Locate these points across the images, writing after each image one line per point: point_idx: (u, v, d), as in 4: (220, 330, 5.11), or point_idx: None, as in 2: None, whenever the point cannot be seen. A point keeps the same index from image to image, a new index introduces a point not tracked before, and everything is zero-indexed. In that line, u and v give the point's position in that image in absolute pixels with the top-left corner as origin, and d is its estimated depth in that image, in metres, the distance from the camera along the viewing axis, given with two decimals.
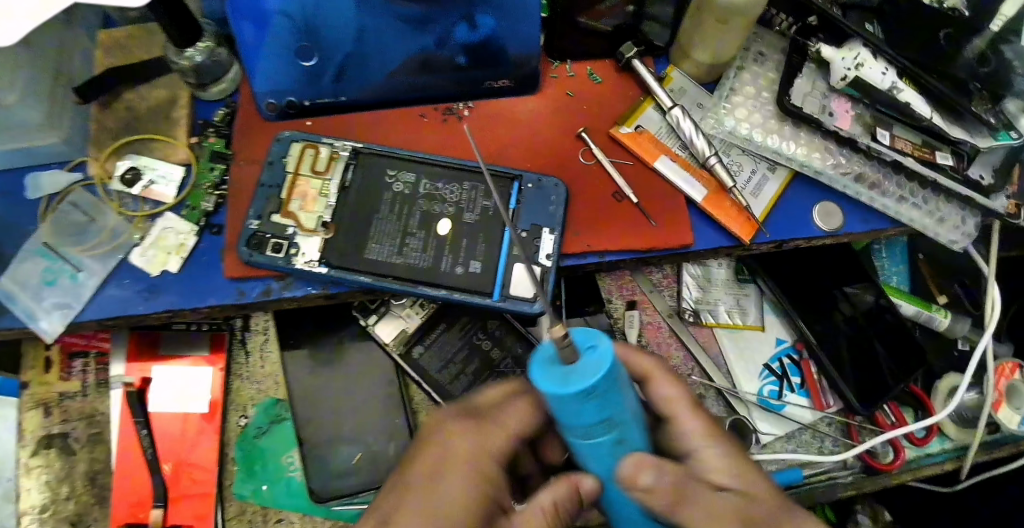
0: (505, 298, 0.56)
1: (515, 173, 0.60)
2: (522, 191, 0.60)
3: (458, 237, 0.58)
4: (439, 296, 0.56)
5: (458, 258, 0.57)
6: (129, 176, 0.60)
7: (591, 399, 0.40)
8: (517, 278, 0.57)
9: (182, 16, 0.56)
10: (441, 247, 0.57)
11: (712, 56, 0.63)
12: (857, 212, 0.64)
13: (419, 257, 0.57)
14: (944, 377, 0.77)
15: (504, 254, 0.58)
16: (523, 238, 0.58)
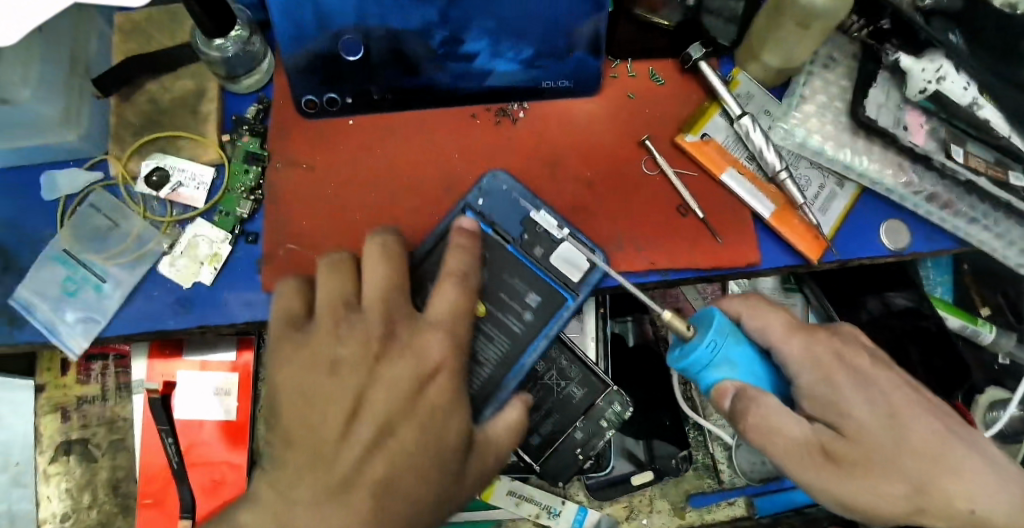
0: (575, 288, 0.52)
1: (459, 206, 0.53)
2: (481, 213, 0.53)
3: (491, 294, 0.51)
4: (540, 349, 0.50)
5: (515, 302, 0.51)
6: (156, 178, 0.56)
7: (709, 361, 0.48)
8: (563, 267, 0.52)
9: (215, 4, 0.50)
10: (492, 318, 0.51)
11: (783, 59, 0.58)
12: (923, 231, 0.62)
13: (501, 338, 0.50)
14: (985, 392, 0.76)
15: (535, 266, 0.52)
16: (528, 242, 0.52)
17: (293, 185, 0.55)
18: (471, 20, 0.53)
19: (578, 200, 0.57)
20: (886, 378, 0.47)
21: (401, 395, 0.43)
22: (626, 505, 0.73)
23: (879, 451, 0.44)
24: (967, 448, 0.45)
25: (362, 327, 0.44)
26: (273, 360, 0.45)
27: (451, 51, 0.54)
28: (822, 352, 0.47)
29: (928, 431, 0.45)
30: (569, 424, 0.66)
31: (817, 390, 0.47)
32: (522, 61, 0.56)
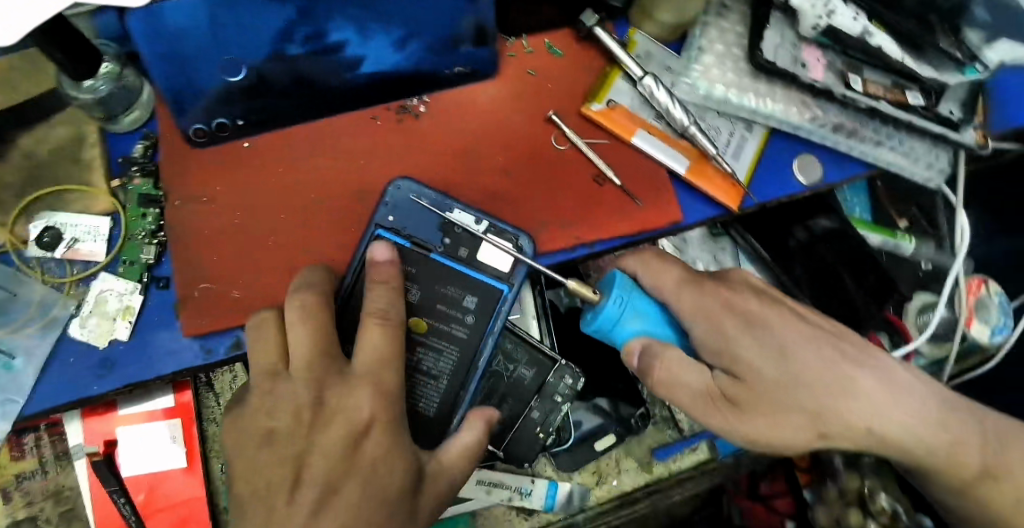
0: (508, 278, 0.53)
1: (370, 232, 0.52)
2: (393, 228, 0.52)
3: (430, 304, 0.52)
4: (489, 345, 0.52)
5: (454, 309, 0.52)
6: (48, 238, 0.53)
7: (615, 317, 0.54)
8: (488, 260, 0.53)
9: (78, 46, 0.46)
10: (432, 325, 0.52)
11: (676, 16, 0.59)
12: (834, 162, 0.64)
13: (451, 348, 0.52)
14: (914, 298, 0.78)
15: (465, 267, 0.52)
16: (451, 246, 0.53)
17: (199, 222, 0.53)
18: (327, 9, 0.45)
19: (494, 188, 0.56)
20: (775, 314, 0.52)
21: (337, 460, 0.44)
22: (594, 471, 0.71)
23: (774, 385, 0.50)
24: (854, 366, 0.51)
25: (291, 395, 0.45)
26: (226, 424, 0.47)
27: (317, 47, 0.48)
28: (709, 303, 0.52)
29: (816, 360, 0.50)
30: (524, 407, 0.65)
31: (716, 343, 0.51)
32: (394, 42, 0.50)
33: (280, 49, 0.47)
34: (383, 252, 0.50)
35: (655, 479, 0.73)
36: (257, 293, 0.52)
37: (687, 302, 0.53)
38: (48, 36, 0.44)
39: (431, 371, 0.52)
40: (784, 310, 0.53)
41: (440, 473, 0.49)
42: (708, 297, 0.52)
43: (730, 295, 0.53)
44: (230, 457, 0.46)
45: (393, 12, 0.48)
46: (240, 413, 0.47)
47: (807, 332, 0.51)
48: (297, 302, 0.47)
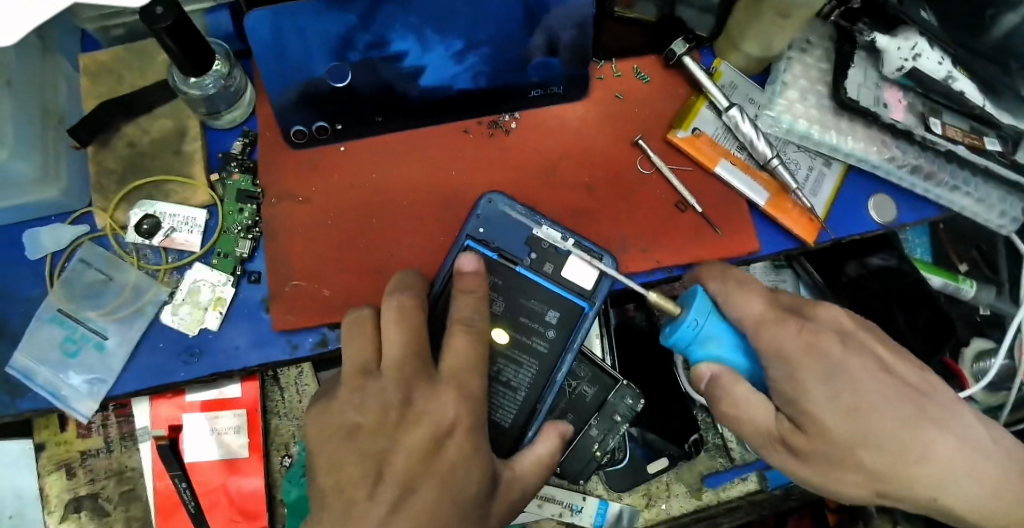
0: (590, 297, 0.54)
1: (460, 243, 0.53)
2: (482, 240, 0.54)
3: (515, 317, 0.53)
4: (570, 360, 0.53)
5: (536, 322, 0.53)
6: (147, 225, 0.54)
7: (693, 335, 0.49)
8: (575, 277, 0.54)
9: (191, 40, 0.48)
10: (516, 339, 0.53)
11: (763, 48, 0.59)
12: (908, 202, 0.64)
13: (530, 362, 0.53)
14: (972, 343, 0.79)
15: (549, 283, 0.53)
16: (536, 261, 0.54)
17: (293, 221, 0.54)
18: (388, 16, 0.50)
19: (579, 207, 0.57)
20: (858, 364, 0.47)
21: (418, 456, 0.45)
22: (645, 493, 0.72)
23: (840, 444, 0.45)
24: (933, 429, 0.46)
25: (381, 394, 0.46)
26: (311, 417, 0.49)
27: (379, 54, 0.51)
28: (792, 346, 0.47)
29: (892, 421, 0.45)
30: (584, 423, 0.67)
31: (787, 387, 0.47)
32: (454, 55, 0.53)
33: (342, 55, 0.51)
34: (472, 263, 0.51)
35: (703, 506, 0.73)
36: (345, 292, 0.53)
37: (768, 340, 0.48)
38: (170, 29, 0.46)
39: (510, 381, 0.53)
40: (870, 358, 0.47)
41: (513, 482, 0.50)
42: (792, 336, 0.47)
43: (815, 336, 0.47)
44: (311, 449, 0.47)
45: (451, 22, 0.51)
46: (325, 408, 0.48)
47: (887, 384, 0.46)
48: (396, 302, 0.48)
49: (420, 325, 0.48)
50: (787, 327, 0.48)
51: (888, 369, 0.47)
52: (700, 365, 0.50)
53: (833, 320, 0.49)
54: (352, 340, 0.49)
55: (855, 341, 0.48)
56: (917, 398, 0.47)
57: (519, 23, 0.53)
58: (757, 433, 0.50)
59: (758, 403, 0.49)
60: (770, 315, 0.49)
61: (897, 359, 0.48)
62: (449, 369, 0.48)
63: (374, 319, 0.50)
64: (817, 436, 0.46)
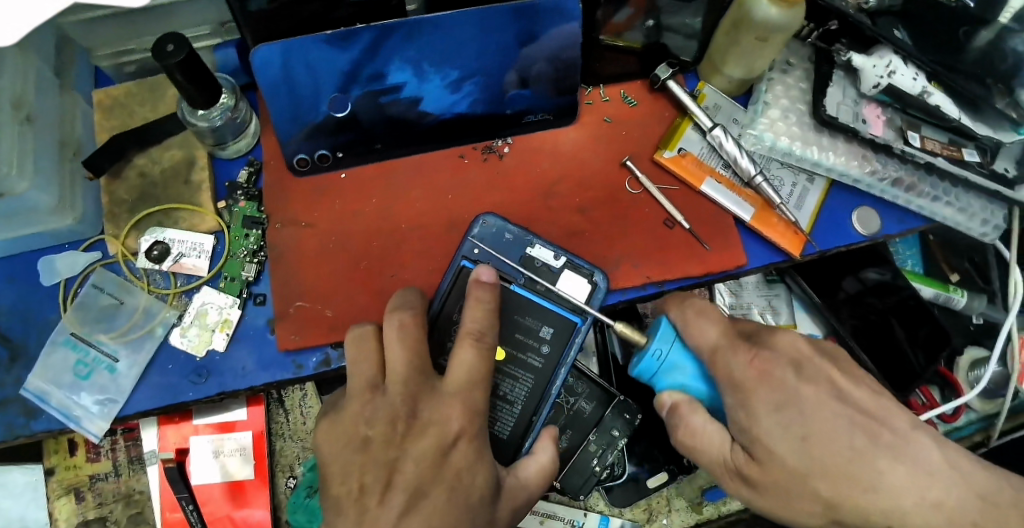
0: (583, 312, 0.56)
1: (456, 263, 0.55)
2: (478, 260, 0.56)
3: (510, 332, 0.55)
4: (565, 373, 0.55)
5: (531, 339, 0.55)
6: (157, 251, 0.57)
7: (655, 364, 0.55)
8: (569, 294, 0.55)
9: (200, 74, 0.51)
10: (513, 354, 0.55)
11: (745, 70, 0.62)
12: (892, 214, 0.66)
13: (527, 376, 0.55)
14: (965, 353, 0.80)
15: (542, 300, 0.55)
16: (531, 279, 0.56)
17: (297, 244, 0.56)
18: (391, 51, 0.53)
19: (573, 227, 0.59)
20: (812, 392, 0.49)
21: (428, 463, 0.47)
22: (646, 508, 0.73)
23: (791, 472, 0.48)
24: (886, 458, 0.48)
25: (388, 406, 0.48)
26: (319, 432, 0.50)
27: (378, 86, 0.54)
28: (743, 375, 0.50)
29: (845, 447, 0.48)
30: (582, 438, 0.68)
31: (741, 418, 0.50)
32: (450, 84, 0.56)
33: (345, 87, 0.54)
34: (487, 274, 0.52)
35: (705, 520, 0.74)
36: (348, 312, 0.55)
37: (722, 370, 0.51)
38: (181, 65, 0.49)
39: (508, 395, 0.55)
40: (824, 387, 0.50)
41: (518, 488, 0.52)
42: (744, 366, 0.50)
43: (767, 365, 0.50)
44: (322, 461, 0.49)
45: (449, 54, 0.54)
46: (335, 419, 0.50)
47: (838, 413, 0.49)
48: (397, 321, 0.49)
49: (419, 342, 0.49)
50: (739, 356, 0.51)
51: (843, 397, 0.50)
52: (664, 393, 0.55)
53: (792, 350, 0.51)
54: (357, 356, 0.50)
55: (811, 370, 0.51)
56: (870, 425, 0.49)
57: (510, 50, 0.55)
58: (713, 461, 0.53)
59: (715, 431, 0.52)
60: (724, 340, 0.52)
61: (855, 387, 0.51)
62: (453, 382, 0.49)
63: (377, 335, 0.51)
64: (768, 463, 0.49)
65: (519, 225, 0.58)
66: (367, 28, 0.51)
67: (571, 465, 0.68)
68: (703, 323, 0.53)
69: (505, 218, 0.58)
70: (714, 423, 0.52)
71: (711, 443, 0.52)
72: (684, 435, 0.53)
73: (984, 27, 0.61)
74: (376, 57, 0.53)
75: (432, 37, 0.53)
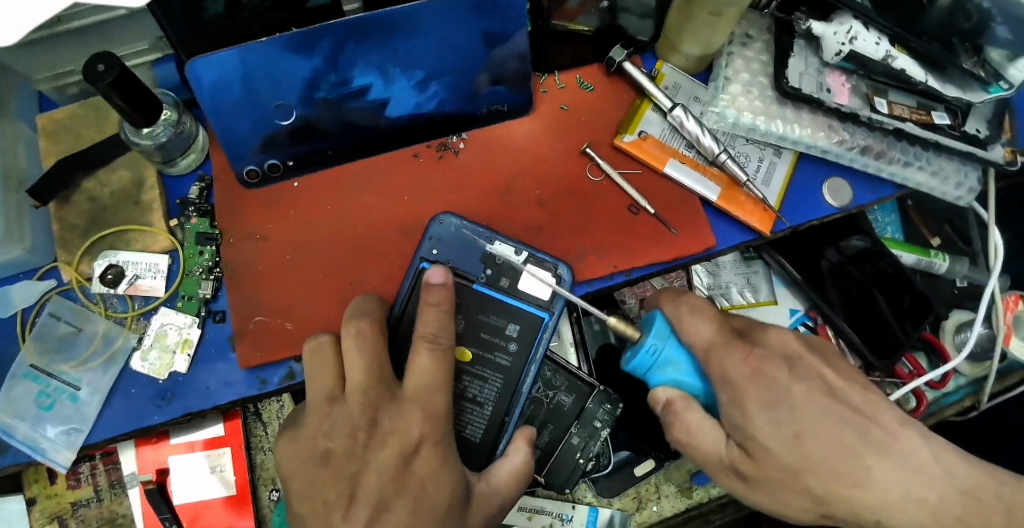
0: (549, 306, 0.55)
1: (415, 266, 0.54)
2: (437, 261, 0.55)
3: (475, 333, 0.54)
4: (535, 371, 0.54)
5: (497, 338, 0.54)
6: (111, 275, 0.56)
7: (652, 360, 0.53)
8: (531, 290, 0.55)
9: (137, 93, 0.50)
10: (480, 355, 0.54)
11: (702, 47, 0.60)
12: (864, 183, 0.65)
13: (495, 377, 0.54)
14: (950, 317, 0.78)
15: (506, 298, 0.55)
16: (492, 277, 0.55)
17: (253, 257, 0.55)
18: (351, 56, 0.51)
19: (535, 221, 0.58)
20: (804, 390, 0.49)
21: (389, 475, 0.46)
22: (635, 496, 0.72)
23: (784, 467, 0.47)
24: (875, 454, 0.47)
25: (348, 418, 0.47)
26: (284, 449, 0.49)
27: (342, 92, 0.53)
28: (738, 374, 0.49)
29: (837, 445, 0.47)
30: (564, 432, 0.67)
31: (734, 414, 0.49)
32: (416, 84, 0.54)
33: (309, 95, 0.52)
34: (439, 275, 0.51)
35: (695, 504, 0.73)
36: (308, 324, 0.54)
37: (717, 368, 0.51)
38: (115, 86, 0.47)
39: (477, 397, 0.54)
40: (817, 385, 0.49)
41: (489, 494, 0.51)
42: (740, 365, 0.50)
43: (760, 363, 0.50)
44: (287, 478, 0.49)
45: (415, 55, 0.52)
46: (296, 435, 0.49)
47: (829, 408, 0.48)
48: (354, 329, 0.49)
49: (378, 349, 0.49)
50: (734, 354, 0.50)
51: (835, 394, 0.49)
52: (659, 389, 0.54)
53: (782, 344, 0.52)
54: (315, 370, 0.50)
55: (802, 367, 0.50)
56: (860, 420, 0.48)
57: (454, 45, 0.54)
58: (708, 460, 0.52)
59: (710, 429, 0.51)
60: (719, 339, 0.52)
61: (847, 382, 0.50)
62: (412, 388, 0.48)
63: (333, 347, 0.50)
64: (762, 459, 0.48)
65: (478, 224, 0.57)
66: (327, 35, 0.49)
67: (554, 459, 0.67)
68: (697, 321, 0.52)
69: (463, 216, 0.57)
70: (709, 421, 0.52)
71: (706, 442, 0.52)
72: (680, 433, 0.52)
73: None
74: (337, 64, 0.51)
75: (394, 40, 0.51)
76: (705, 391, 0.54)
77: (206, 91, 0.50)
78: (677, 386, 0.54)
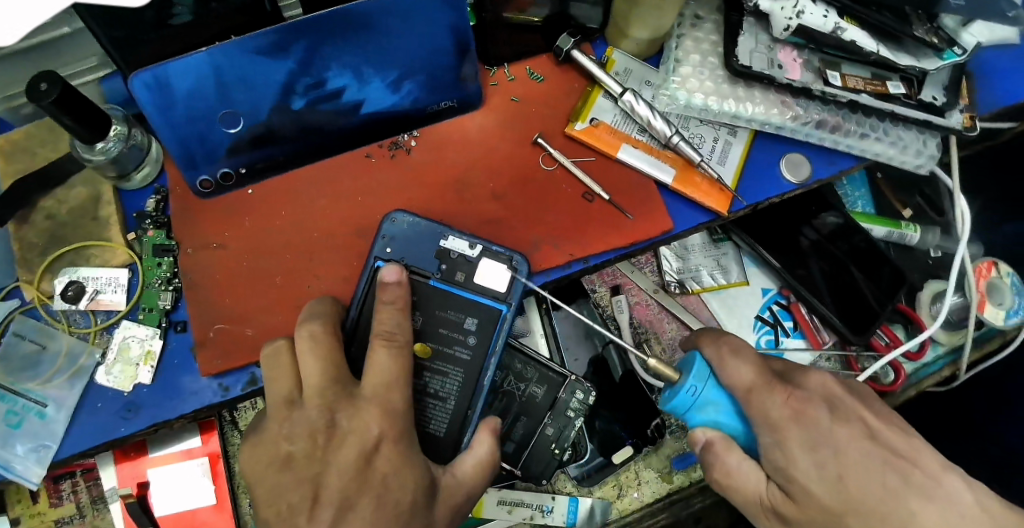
0: (506, 298, 0.55)
1: (370, 264, 0.55)
2: (391, 260, 0.55)
3: (433, 329, 0.54)
4: (495, 363, 0.54)
5: (455, 332, 0.55)
6: (72, 291, 0.56)
7: (696, 403, 0.52)
8: (487, 283, 0.55)
9: (84, 109, 0.50)
10: (439, 350, 0.54)
11: (652, 30, 0.60)
12: (822, 156, 0.64)
13: (456, 371, 0.54)
14: (926, 287, 0.78)
15: (463, 293, 0.55)
16: (448, 272, 0.55)
17: (211, 265, 0.56)
18: (326, 57, 0.53)
19: (489, 215, 0.58)
20: (847, 433, 0.50)
21: (351, 474, 0.46)
22: (615, 484, 0.72)
23: (825, 510, 0.48)
24: (917, 498, 0.47)
25: (307, 421, 0.48)
26: (247, 455, 0.50)
27: (317, 95, 0.55)
28: (779, 414, 0.50)
29: (878, 486, 0.47)
30: (538, 423, 0.67)
31: (776, 457, 0.50)
32: (390, 85, 0.56)
33: (285, 100, 0.54)
34: (394, 272, 0.51)
35: (675, 490, 0.73)
36: (269, 329, 0.55)
37: (757, 409, 0.51)
38: (58, 103, 0.48)
39: (439, 393, 0.54)
40: (858, 426, 0.50)
41: (455, 486, 0.51)
42: (780, 406, 0.50)
43: (802, 404, 0.50)
44: (251, 484, 0.49)
45: (389, 56, 0.55)
46: (257, 439, 0.49)
47: (871, 451, 0.49)
48: (307, 331, 0.49)
49: (333, 350, 0.49)
50: (775, 396, 0.50)
51: (875, 436, 0.50)
52: (697, 429, 0.53)
53: (822, 387, 0.52)
54: (273, 374, 0.50)
55: (843, 409, 0.51)
56: (902, 464, 0.49)
57: (406, 43, 0.55)
58: (748, 499, 0.53)
59: (751, 470, 0.52)
60: (760, 381, 0.51)
61: (886, 426, 0.51)
62: (369, 387, 0.48)
63: (290, 351, 0.50)
64: (805, 503, 0.49)
65: (433, 220, 0.57)
66: (302, 37, 0.51)
67: (529, 450, 0.67)
68: (737, 362, 0.52)
69: (418, 214, 0.57)
70: (749, 461, 0.52)
71: (747, 483, 0.52)
72: (720, 474, 0.52)
73: None
74: (310, 65, 0.53)
75: (367, 38, 0.53)
76: (746, 432, 0.53)
77: (180, 98, 0.52)
78: (716, 427, 0.53)
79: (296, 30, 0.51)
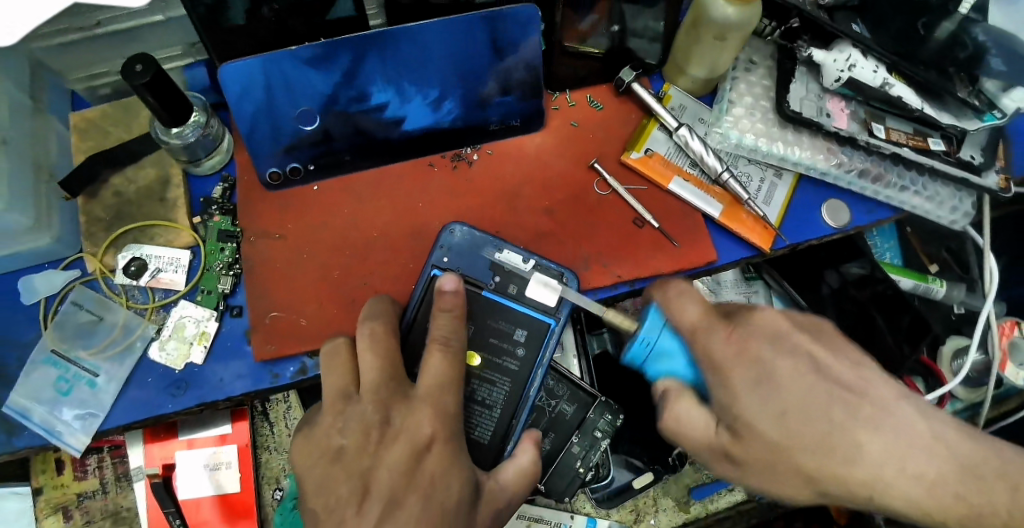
0: (555, 312, 0.57)
1: (427, 267, 0.57)
2: (447, 268, 0.57)
3: (484, 336, 0.56)
4: (542, 374, 0.56)
5: (505, 342, 0.56)
6: (134, 267, 0.58)
7: (644, 343, 0.54)
8: (538, 297, 0.57)
9: (169, 94, 0.52)
10: (488, 359, 0.56)
11: (708, 70, 0.63)
12: (862, 205, 0.67)
13: (503, 380, 0.56)
14: (949, 341, 0.80)
15: (515, 304, 0.57)
16: (500, 284, 0.57)
17: (273, 254, 0.58)
18: (370, 71, 0.55)
19: (540, 231, 0.60)
20: (790, 365, 0.48)
21: (401, 470, 0.47)
22: (632, 509, 0.74)
23: (772, 447, 0.47)
24: None
25: (361, 416, 0.49)
26: (297, 445, 0.51)
27: (360, 107, 0.57)
28: (720, 351, 0.50)
29: (823, 422, 0.46)
30: (565, 440, 0.68)
31: (723, 396, 0.49)
32: (431, 103, 0.58)
33: (330, 108, 0.56)
34: (452, 281, 0.53)
35: (691, 519, 0.75)
36: (324, 321, 0.56)
37: (701, 348, 0.51)
38: (148, 86, 0.50)
39: (486, 400, 0.56)
40: (803, 360, 0.49)
41: (497, 492, 0.52)
42: (722, 341, 0.50)
43: (744, 339, 0.50)
44: (300, 474, 0.50)
45: (430, 74, 0.57)
46: (309, 434, 0.51)
47: (813, 385, 0.47)
48: (368, 330, 0.51)
49: (390, 349, 0.51)
50: (717, 334, 0.51)
51: (820, 368, 0.48)
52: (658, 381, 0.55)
53: (771, 324, 0.51)
54: (329, 367, 0.52)
55: (788, 342, 0.50)
56: (849, 398, 0.47)
57: (474, 57, 0.57)
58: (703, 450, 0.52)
59: (700, 417, 0.51)
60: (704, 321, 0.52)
61: (831, 356, 0.49)
62: (424, 388, 0.50)
63: (348, 348, 0.53)
64: (752, 441, 0.48)
65: (487, 232, 0.59)
66: (345, 49, 0.53)
67: (552, 468, 0.68)
68: (683, 303, 0.53)
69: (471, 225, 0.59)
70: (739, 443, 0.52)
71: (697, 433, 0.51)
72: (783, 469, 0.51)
73: (946, 18, 0.62)
74: (354, 80, 0.55)
75: (409, 56, 0.55)
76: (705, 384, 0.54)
77: (232, 99, 0.54)
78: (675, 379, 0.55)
79: (342, 42, 0.53)
